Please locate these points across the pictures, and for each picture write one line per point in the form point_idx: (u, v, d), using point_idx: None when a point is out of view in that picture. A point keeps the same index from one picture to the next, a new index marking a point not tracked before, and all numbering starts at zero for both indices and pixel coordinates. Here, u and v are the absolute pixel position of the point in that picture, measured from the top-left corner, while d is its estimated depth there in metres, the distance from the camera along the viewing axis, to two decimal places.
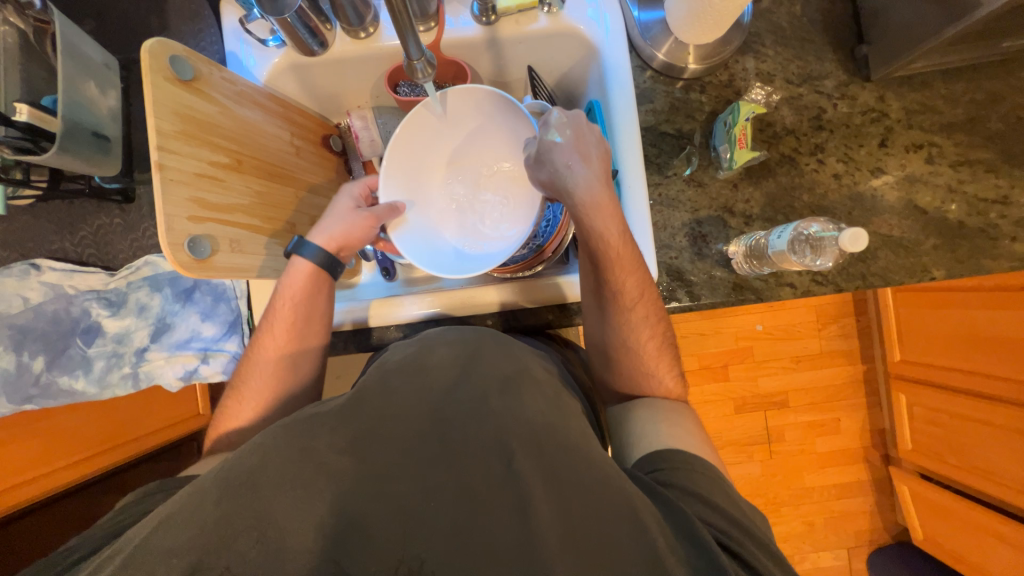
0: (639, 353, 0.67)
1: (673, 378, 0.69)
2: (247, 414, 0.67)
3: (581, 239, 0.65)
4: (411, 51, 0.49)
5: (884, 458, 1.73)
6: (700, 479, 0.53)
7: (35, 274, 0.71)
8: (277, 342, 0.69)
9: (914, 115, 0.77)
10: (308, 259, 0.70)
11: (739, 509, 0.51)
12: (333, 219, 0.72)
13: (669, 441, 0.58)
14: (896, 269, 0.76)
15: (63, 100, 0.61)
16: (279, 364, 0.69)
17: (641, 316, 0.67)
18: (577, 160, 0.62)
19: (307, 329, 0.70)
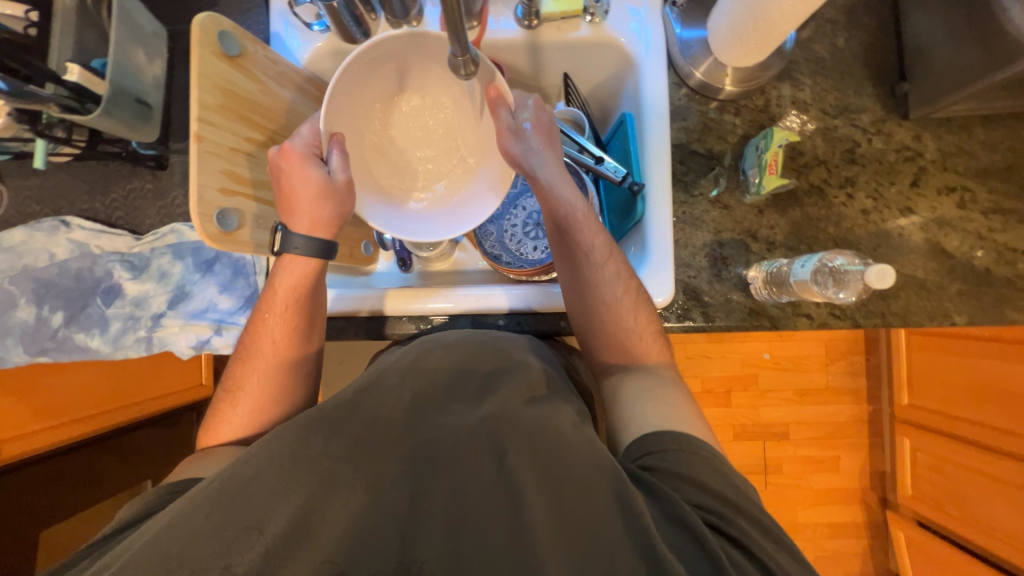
0: (616, 308, 0.66)
1: (653, 330, 0.67)
2: (249, 402, 0.64)
3: (548, 209, 0.68)
4: (455, 48, 0.48)
5: (882, 501, 1.70)
6: (692, 459, 0.51)
7: (63, 231, 0.74)
8: (274, 328, 0.66)
9: (949, 157, 0.76)
10: (302, 253, 0.65)
11: (729, 484, 0.50)
12: (307, 200, 0.63)
13: (661, 422, 0.56)
14: (917, 311, 0.75)
15: (112, 65, 0.62)
16: (276, 351, 0.66)
17: (612, 270, 0.67)
18: (537, 140, 0.67)
19: (308, 310, 0.67)
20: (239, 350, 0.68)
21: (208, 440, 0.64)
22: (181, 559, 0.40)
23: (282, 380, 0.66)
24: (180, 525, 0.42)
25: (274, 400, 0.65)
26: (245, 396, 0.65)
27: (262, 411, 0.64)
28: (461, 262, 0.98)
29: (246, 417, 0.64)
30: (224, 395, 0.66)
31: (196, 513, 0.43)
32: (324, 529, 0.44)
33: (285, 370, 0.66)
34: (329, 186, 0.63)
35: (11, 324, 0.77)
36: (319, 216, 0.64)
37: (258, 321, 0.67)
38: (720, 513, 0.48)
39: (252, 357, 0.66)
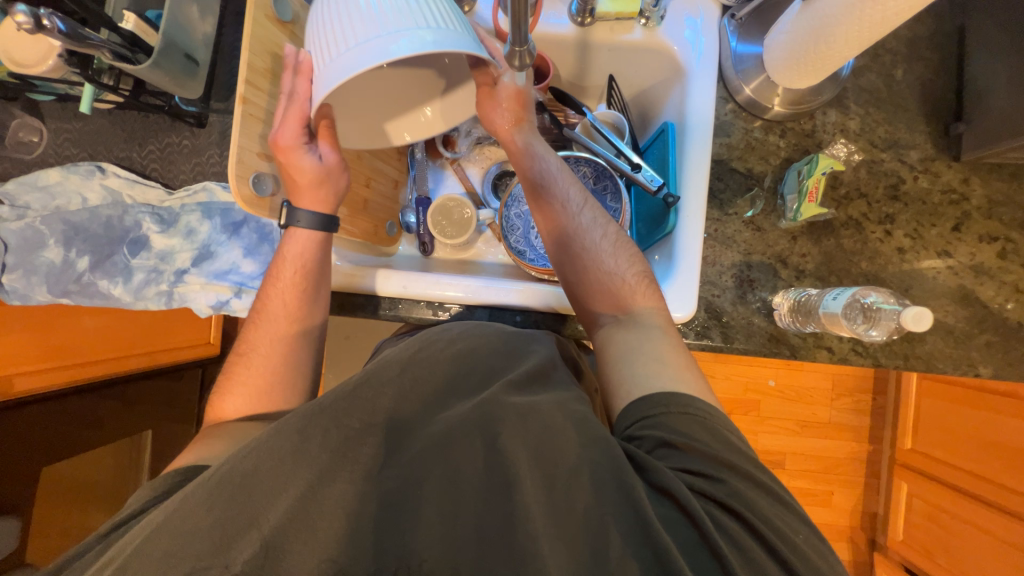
0: (598, 250, 0.66)
1: (638, 272, 0.66)
2: (256, 377, 0.63)
3: (526, 166, 0.70)
4: (515, 37, 0.48)
5: (870, 542, 1.69)
6: (676, 419, 0.51)
7: (99, 176, 0.75)
8: (284, 287, 0.66)
9: (995, 205, 0.74)
10: (302, 225, 0.64)
11: (720, 440, 0.50)
12: (310, 188, 0.62)
13: (648, 380, 0.56)
14: (942, 357, 0.73)
15: (167, 17, 0.62)
16: (286, 311, 0.66)
17: (590, 216, 0.69)
18: None
19: (313, 284, 0.67)
20: (252, 314, 0.69)
21: (217, 408, 0.62)
22: (179, 557, 0.40)
23: (293, 344, 0.66)
24: (185, 514, 0.42)
25: (287, 369, 0.65)
26: (255, 358, 0.65)
27: (270, 388, 0.63)
28: (481, 252, 0.98)
29: (254, 380, 0.63)
30: (234, 357, 0.66)
31: (197, 501, 0.43)
32: (332, 518, 0.43)
33: (291, 347, 0.65)
34: (328, 172, 0.63)
35: (37, 263, 0.77)
36: (317, 194, 0.64)
37: (270, 284, 0.67)
38: (712, 476, 0.48)
39: (263, 318, 0.67)
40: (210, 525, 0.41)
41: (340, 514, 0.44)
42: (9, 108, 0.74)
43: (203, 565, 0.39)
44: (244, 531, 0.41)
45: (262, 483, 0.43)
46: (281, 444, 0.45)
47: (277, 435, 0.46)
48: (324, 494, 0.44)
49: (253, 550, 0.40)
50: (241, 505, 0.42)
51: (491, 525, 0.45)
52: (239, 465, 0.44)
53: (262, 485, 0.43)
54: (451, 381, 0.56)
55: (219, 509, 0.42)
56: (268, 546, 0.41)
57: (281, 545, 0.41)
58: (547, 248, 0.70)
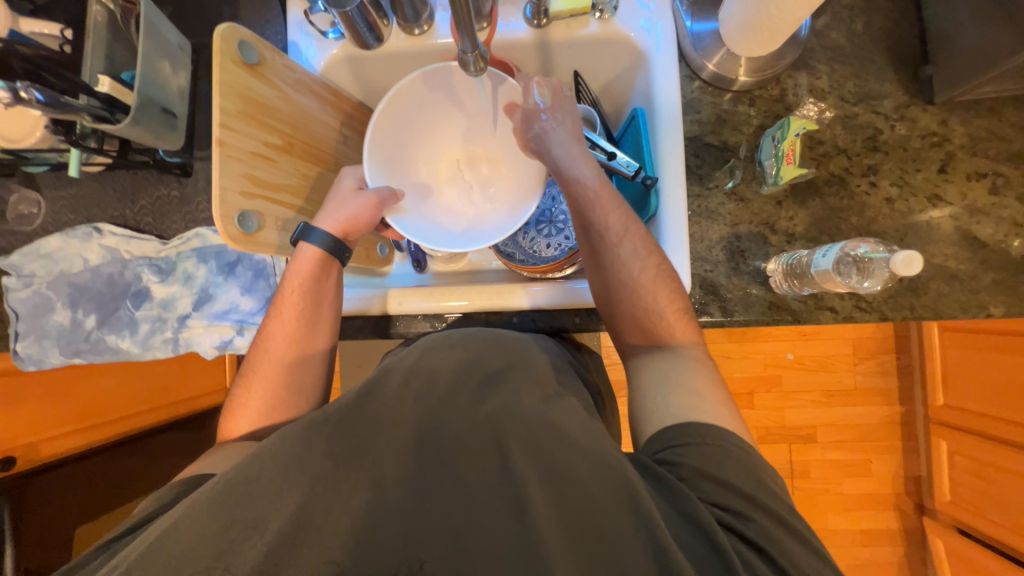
0: (637, 287, 0.65)
1: (677, 309, 0.65)
2: (262, 397, 0.65)
3: (563, 189, 0.70)
4: (466, 45, 0.51)
5: (918, 508, 1.63)
6: (710, 452, 0.50)
7: (96, 237, 0.77)
8: (286, 313, 0.68)
9: (979, 142, 0.73)
10: (314, 246, 0.68)
11: (756, 483, 0.49)
12: (338, 203, 0.71)
13: (680, 412, 0.55)
14: (949, 302, 0.72)
15: (141, 76, 0.65)
16: (289, 334, 0.68)
17: (631, 249, 0.66)
18: (552, 122, 0.71)
19: (314, 307, 0.68)
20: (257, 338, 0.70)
21: (225, 428, 0.65)
22: (181, 560, 0.41)
23: (295, 366, 0.67)
24: (188, 520, 0.43)
25: (286, 398, 0.66)
26: (258, 381, 0.66)
27: (275, 408, 0.65)
28: (475, 262, 0.98)
29: (255, 407, 0.65)
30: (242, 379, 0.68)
31: (201, 508, 0.44)
32: (336, 523, 0.45)
33: (295, 368, 0.67)
34: (361, 195, 0.71)
35: (48, 328, 0.79)
36: (335, 213, 0.70)
37: (274, 309, 0.69)
38: (742, 514, 0.47)
39: (267, 342, 0.68)
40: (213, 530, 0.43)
41: (348, 519, 0.45)
42: (8, 184, 0.78)
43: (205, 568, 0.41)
44: (247, 533, 0.43)
45: (267, 490, 0.45)
46: (285, 468, 0.46)
47: (280, 444, 0.48)
48: (327, 500, 0.46)
49: (257, 555, 0.42)
50: (249, 533, 0.43)
51: (491, 512, 0.46)
52: (241, 473, 0.46)
53: (263, 490, 0.45)
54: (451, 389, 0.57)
55: (221, 515, 0.44)
56: (271, 555, 0.42)
57: (284, 552, 0.42)
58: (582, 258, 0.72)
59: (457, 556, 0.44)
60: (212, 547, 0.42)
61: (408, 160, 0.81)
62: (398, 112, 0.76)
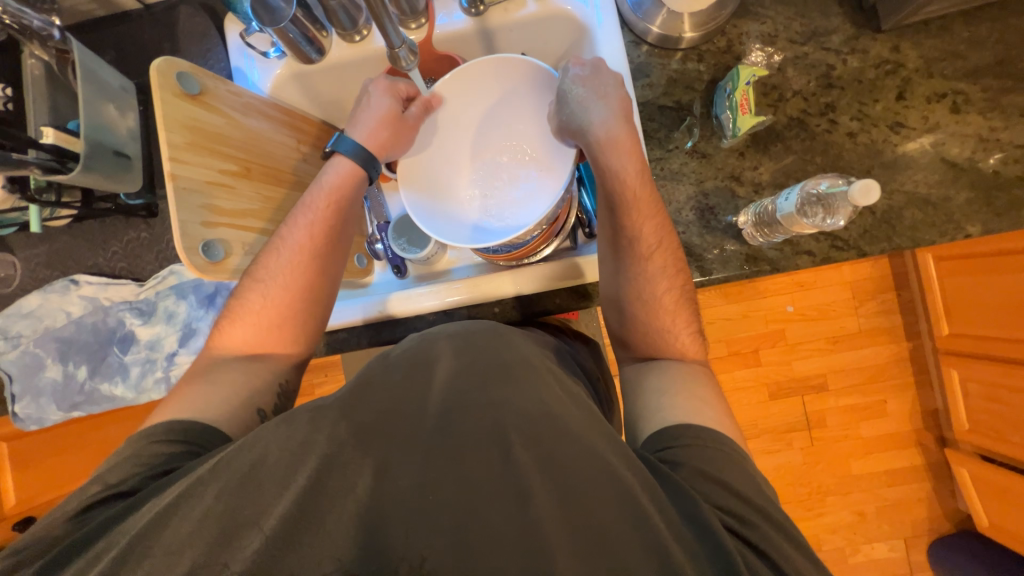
0: (655, 307, 0.65)
1: (689, 330, 0.65)
2: (276, 305, 0.65)
3: (598, 178, 0.67)
4: (393, 40, 0.55)
5: (940, 440, 1.62)
6: (712, 455, 0.51)
7: (74, 289, 0.77)
8: (314, 220, 0.68)
9: (934, 63, 0.72)
10: (348, 157, 0.70)
11: (751, 483, 0.50)
12: (376, 122, 0.70)
13: (683, 415, 0.56)
14: (925, 229, 0.71)
15: (86, 122, 0.65)
16: (310, 243, 0.68)
17: (659, 266, 0.65)
18: (594, 104, 0.65)
19: (340, 230, 0.70)
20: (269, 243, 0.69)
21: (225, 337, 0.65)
22: (182, 555, 0.44)
23: (312, 281, 0.67)
24: (193, 500, 0.47)
25: (291, 318, 0.66)
26: (271, 285, 0.66)
27: (287, 318, 0.66)
28: (455, 260, 0.98)
29: (268, 314, 0.65)
30: (249, 280, 0.67)
31: (204, 485, 0.48)
32: (323, 519, 0.46)
33: (312, 284, 0.67)
34: (400, 119, 0.72)
35: (42, 385, 0.81)
36: (374, 134, 0.70)
37: (296, 220, 0.68)
38: (746, 518, 0.47)
39: (283, 245, 0.67)
40: (209, 530, 0.45)
41: (339, 516, 0.46)
42: None
43: (204, 564, 0.43)
44: (245, 527, 0.45)
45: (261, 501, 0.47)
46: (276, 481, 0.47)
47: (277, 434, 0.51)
48: (318, 501, 0.47)
49: (253, 550, 0.44)
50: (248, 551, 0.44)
51: (480, 489, 0.47)
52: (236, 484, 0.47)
53: (266, 476, 0.48)
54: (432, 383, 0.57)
55: (219, 506, 0.47)
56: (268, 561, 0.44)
57: (278, 550, 0.44)
58: (600, 249, 0.71)
59: (449, 539, 0.44)
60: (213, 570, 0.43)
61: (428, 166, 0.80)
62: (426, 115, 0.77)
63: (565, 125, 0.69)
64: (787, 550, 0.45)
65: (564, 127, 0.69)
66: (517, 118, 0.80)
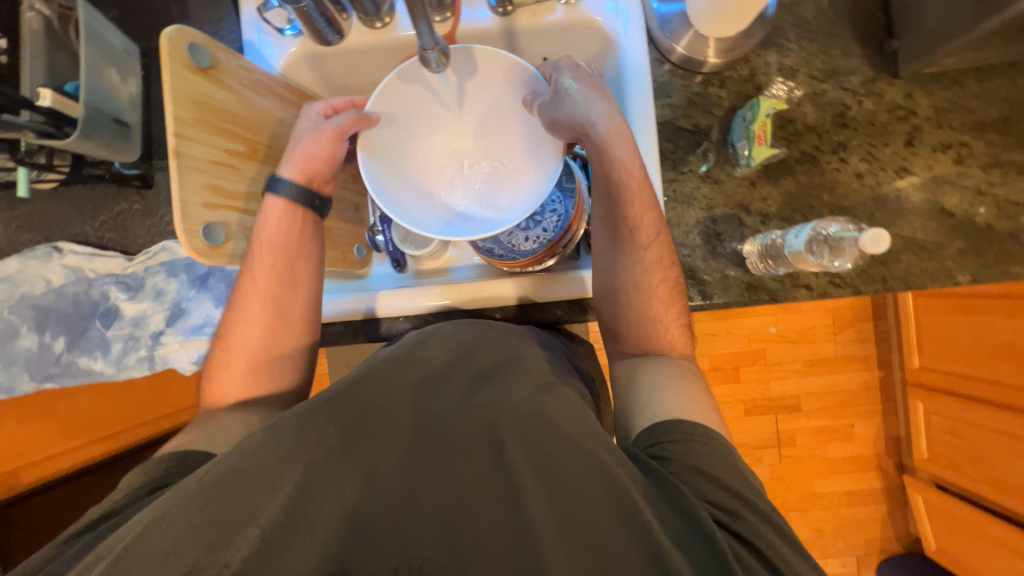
0: (651, 295, 0.66)
1: (680, 326, 0.66)
2: (242, 362, 0.65)
3: (602, 171, 0.66)
4: (425, 41, 0.49)
5: (899, 466, 1.70)
6: (700, 450, 0.52)
7: (57, 257, 0.73)
8: (264, 268, 0.65)
9: (943, 114, 0.74)
10: (280, 196, 0.65)
11: (738, 476, 0.51)
12: (295, 143, 0.67)
13: (672, 411, 0.57)
14: (918, 273, 0.73)
15: (85, 85, 0.62)
16: (264, 292, 0.66)
17: (656, 255, 0.66)
18: (597, 95, 0.64)
19: (293, 271, 0.67)
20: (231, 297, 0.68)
21: (211, 392, 0.65)
22: (176, 555, 0.42)
23: (276, 328, 0.66)
24: (175, 512, 0.44)
25: (268, 364, 0.66)
26: (236, 341, 0.65)
27: (260, 369, 0.66)
28: (455, 258, 0.97)
29: (240, 366, 0.65)
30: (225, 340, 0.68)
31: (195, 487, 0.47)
32: (322, 519, 0.46)
33: (276, 334, 0.66)
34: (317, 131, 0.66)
35: (16, 353, 0.78)
36: (292, 155, 0.66)
37: (246, 272, 0.66)
38: (731, 511, 0.48)
39: (242, 300, 0.66)
40: (197, 529, 0.43)
41: (336, 512, 0.46)
42: None
43: (200, 564, 0.42)
44: (239, 527, 0.44)
45: (251, 501, 0.46)
46: (267, 477, 0.47)
47: (270, 435, 0.49)
48: (315, 504, 0.47)
49: (249, 549, 0.43)
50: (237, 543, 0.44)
51: (485, 501, 0.47)
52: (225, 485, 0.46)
53: (253, 481, 0.46)
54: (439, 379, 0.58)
55: (206, 511, 0.44)
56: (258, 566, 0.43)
57: (275, 549, 0.43)
58: (595, 246, 0.70)
59: (451, 546, 0.45)
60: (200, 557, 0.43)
61: (407, 152, 0.79)
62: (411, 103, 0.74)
63: (565, 120, 0.66)
64: (784, 551, 0.46)
65: (564, 122, 0.66)
66: (521, 119, 0.78)
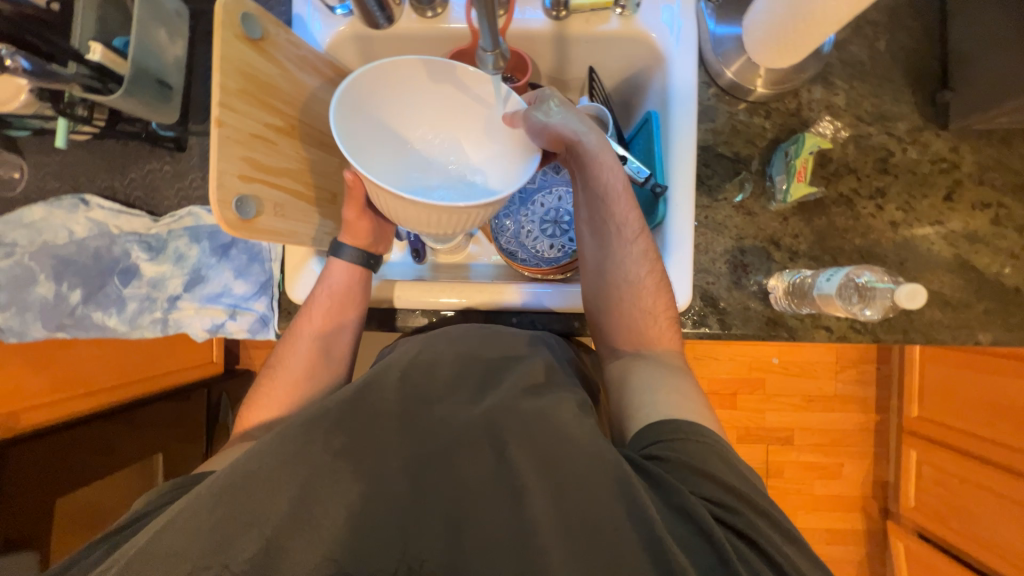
0: (640, 287, 0.66)
1: (667, 317, 0.66)
2: (280, 396, 0.67)
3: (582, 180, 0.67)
4: (486, 42, 0.50)
5: (883, 510, 1.70)
6: (696, 448, 0.52)
7: (83, 209, 0.74)
8: (317, 310, 0.70)
9: (986, 171, 0.74)
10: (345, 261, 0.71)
11: (735, 472, 0.51)
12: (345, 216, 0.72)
13: (668, 411, 0.57)
14: (940, 328, 0.73)
15: (136, 44, 0.63)
16: (314, 331, 0.70)
17: (641, 249, 0.67)
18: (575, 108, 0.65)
19: (342, 314, 0.71)
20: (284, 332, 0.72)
21: (245, 418, 0.66)
22: (180, 556, 0.43)
23: (317, 365, 0.69)
24: (186, 516, 0.45)
25: (303, 400, 0.67)
26: (281, 375, 0.68)
27: (294, 407, 0.66)
28: (475, 256, 0.96)
29: (277, 399, 0.67)
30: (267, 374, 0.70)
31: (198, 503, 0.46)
32: (328, 518, 0.46)
33: (316, 372, 0.69)
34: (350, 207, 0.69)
35: (30, 300, 0.78)
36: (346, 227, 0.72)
37: (302, 311, 0.71)
38: (728, 506, 0.48)
39: (294, 338, 0.70)
40: (208, 530, 0.44)
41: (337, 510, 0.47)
42: None
43: (204, 565, 0.43)
44: (247, 526, 0.45)
45: (261, 488, 0.46)
46: (279, 458, 0.48)
47: (283, 434, 0.50)
48: (324, 496, 0.47)
49: (254, 549, 0.44)
50: (246, 518, 0.45)
51: (491, 516, 0.47)
52: (236, 471, 0.47)
53: (258, 486, 0.46)
54: (451, 382, 0.57)
55: (213, 512, 0.45)
56: (267, 550, 0.44)
57: (282, 541, 0.45)
58: (583, 251, 0.71)
59: (453, 555, 0.45)
60: (210, 535, 0.44)
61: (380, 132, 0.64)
62: (393, 76, 0.60)
63: (559, 134, 0.61)
64: None
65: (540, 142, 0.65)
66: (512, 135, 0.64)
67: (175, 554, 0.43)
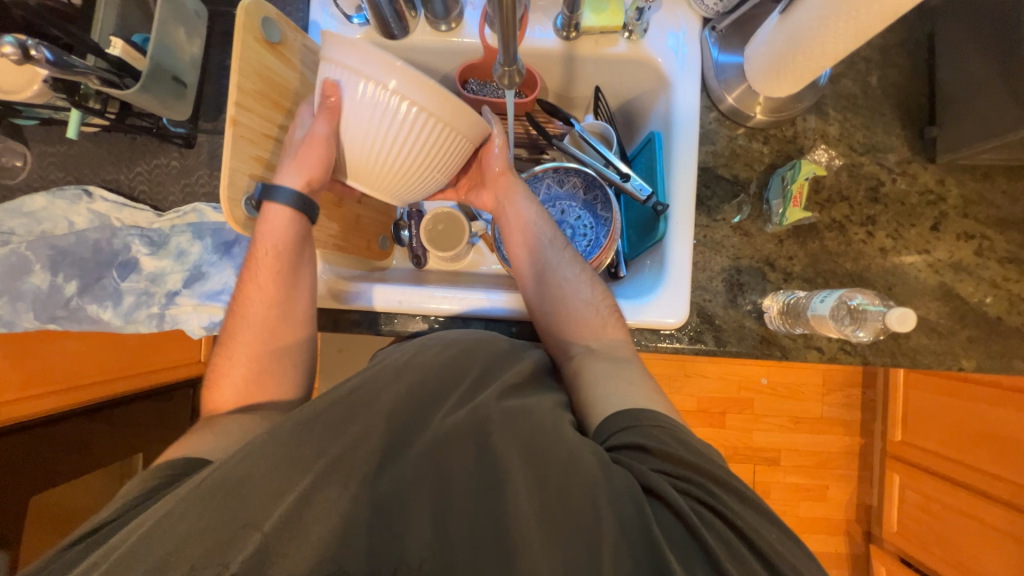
0: (578, 281, 0.71)
1: (607, 305, 0.70)
2: (241, 367, 0.65)
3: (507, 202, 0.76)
4: (503, 58, 0.51)
5: (865, 534, 1.71)
6: (650, 431, 0.53)
7: (86, 201, 0.74)
8: (262, 273, 0.65)
9: (970, 205, 0.77)
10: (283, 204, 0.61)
11: (692, 451, 0.52)
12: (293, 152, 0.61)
13: (624, 400, 0.58)
14: (926, 353, 0.75)
15: (155, 41, 0.63)
16: (265, 297, 0.66)
17: (568, 250, 0.74)
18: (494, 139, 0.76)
19: (292, 274, 0.66)
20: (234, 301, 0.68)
21: (211, 398, 0.65)
22: (175, 558, 0.42)
23: (278, 333, 0.66)
24: (181, 513, 0.44)
25: (269, 374, 0.66)
26: (240, 345, 0.66)
27: (259, 378, 0.65)
28: (475, 263, 0.97)
29: (241, 372, 0.65)
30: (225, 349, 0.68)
31: (189, 502, 0.45)
32: (324, 518, 0.45)
33: (276, 340, 0.67)
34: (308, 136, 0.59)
35: (24, 290, 0.77)
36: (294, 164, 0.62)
37: (248, 274, 0.66)
38: (692, 481, 0.49)
39: (245, 306, 0.66)
40: (204, 527, 0.43)
41: (334, 512, 0.46)
42: None
43: (200, 567, 0.41)
44: (245, 527, 0.44)
45: (256, 489, 0.46)
46: (277, 456, 0.48)
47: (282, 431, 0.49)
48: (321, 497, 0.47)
49: (250, 550, 0.43)
50: (241, 519, 0.44)
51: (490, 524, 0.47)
52: (230, 471, 0.47)
53: (256, 488, 0.46)
54: (452, 387, 0.57)
55: (210, 511, 0.44)
56: (259, 552, 0.43)
57: (276, 543, 0.43)
58: (519, 269, 0.74)
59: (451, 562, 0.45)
60: (203, 536, 0.43)
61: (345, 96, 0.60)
62: None
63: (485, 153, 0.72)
64: None
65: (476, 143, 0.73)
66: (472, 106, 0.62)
67: (167, 556, 0.42)
